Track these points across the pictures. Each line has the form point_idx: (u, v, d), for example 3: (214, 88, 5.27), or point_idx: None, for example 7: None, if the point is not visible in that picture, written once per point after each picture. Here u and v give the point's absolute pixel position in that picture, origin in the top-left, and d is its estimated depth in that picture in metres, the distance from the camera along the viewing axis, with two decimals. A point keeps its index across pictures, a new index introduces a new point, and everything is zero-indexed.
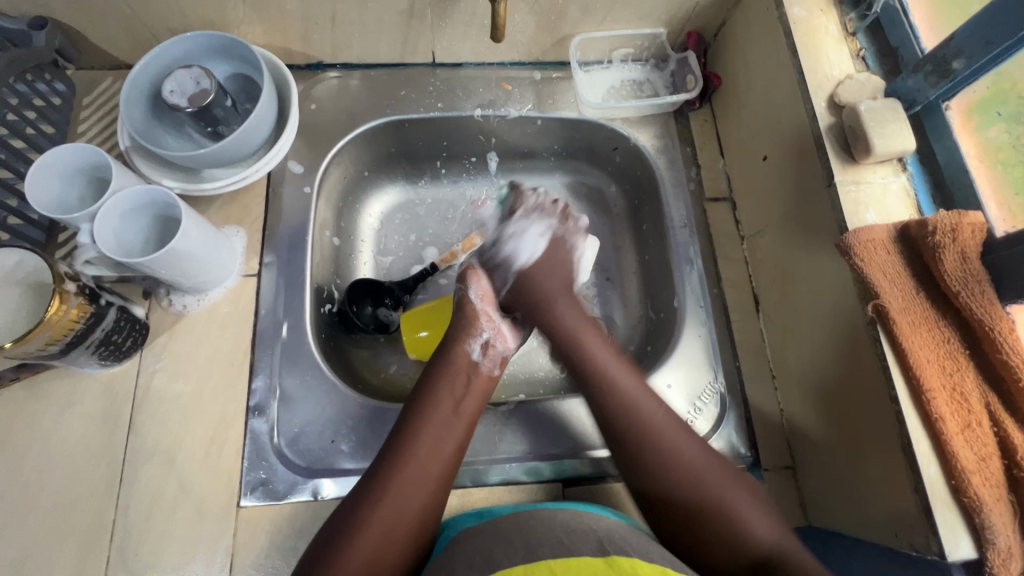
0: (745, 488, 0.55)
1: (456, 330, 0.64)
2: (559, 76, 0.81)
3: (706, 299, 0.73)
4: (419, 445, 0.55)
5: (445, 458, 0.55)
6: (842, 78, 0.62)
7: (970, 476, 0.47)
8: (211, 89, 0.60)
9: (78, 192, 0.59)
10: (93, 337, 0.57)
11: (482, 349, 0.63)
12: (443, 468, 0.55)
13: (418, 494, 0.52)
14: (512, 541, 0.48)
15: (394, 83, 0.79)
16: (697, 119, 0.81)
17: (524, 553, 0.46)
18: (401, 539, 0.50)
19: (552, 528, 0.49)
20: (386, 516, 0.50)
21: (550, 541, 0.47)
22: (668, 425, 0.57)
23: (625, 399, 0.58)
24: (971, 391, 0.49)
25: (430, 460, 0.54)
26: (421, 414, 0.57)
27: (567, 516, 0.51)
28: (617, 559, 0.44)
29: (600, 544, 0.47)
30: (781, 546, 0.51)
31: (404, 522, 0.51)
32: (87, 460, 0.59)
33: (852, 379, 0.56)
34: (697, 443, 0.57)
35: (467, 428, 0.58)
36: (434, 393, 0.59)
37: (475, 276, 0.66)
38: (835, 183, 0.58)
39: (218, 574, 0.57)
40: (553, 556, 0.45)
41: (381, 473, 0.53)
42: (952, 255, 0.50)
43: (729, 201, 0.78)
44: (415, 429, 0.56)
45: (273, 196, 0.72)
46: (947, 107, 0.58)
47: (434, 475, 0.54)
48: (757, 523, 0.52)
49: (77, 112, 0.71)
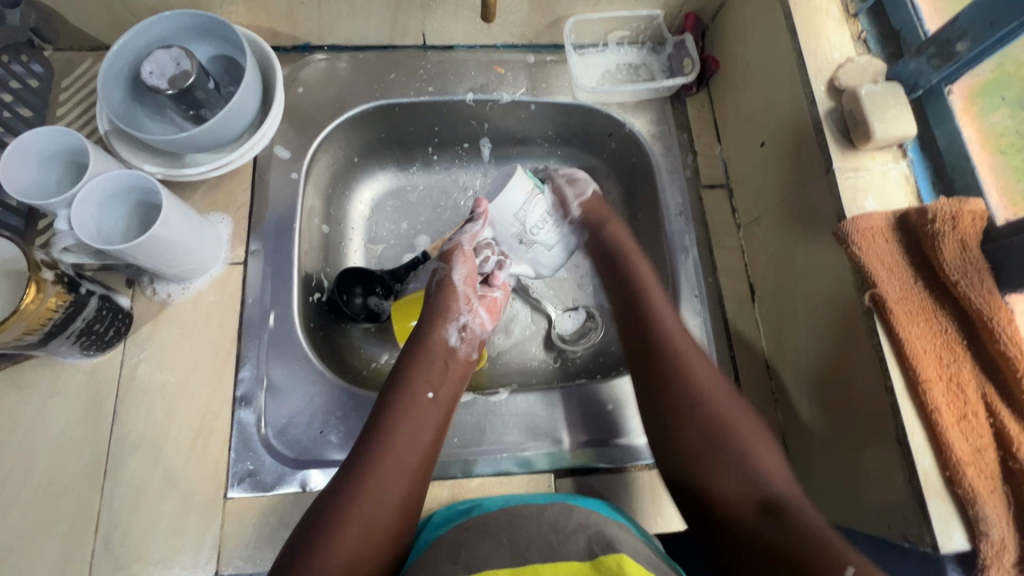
0: (768, 442, 0.54)
1: (434, 312, 0.64)
2: (553, 60, 0.79)
3: (701, 288, 0.72)
4: (397, 434, 0.54)
5: (424, 447, 0.55)
6: (843, 61, 0.60)
7: (965, 468, 0.46)
8: (191, 70, 0.58)
9: (55, 176, 0.57)
10: (74, 326, 0.55)
11: (460, 334, 0.64)
12: (421, 456, 0.54)
13: (399, 484, 0.52)
14: (500, 541, 0.48)
15: (384, 67, 0.77)
16: (694, 104, 0.80)
17: (511, 555, 0.46)
18: (383, 529, 0.50)
19: (540, 525, 0.49)
20: (368, 507, 0.50)
21: (538, 544, 0.47)
22: (704, 371, 0.58)
23: (667, 337, 0.61)
24: (967, 382, 0.48)
25: (408, 450, 0.54)
26: (397, 404, 0.56)
27: (555, 511, 0.51)
28: (604, 560, 0.44)
29: (590, 544, 0.47)
30: (791, 495, 0.50)
31: (385, 513, 0.50)
32: (70, 451, 0.58)
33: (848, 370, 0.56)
34: (724, 390, 0.57)
35: (442, 418, 0.58)
36: (410, 380, 0.58)
37: (462, 257, 0.66)
38: (833, 170, 0.56)
39: (205, 565, 0.56)
40: (540, 560, 0.45)
41: (359, 464, 0.52)
42: (952, 244, 0.49)
43: (725, 188, 0.76)
44: (393, 418, 0.55)
45: (259, 182, 0.71)
46: (951, 91, 0.56)
47: (412, 465, 0.53)
48: (771, 467, 0.52)
49: (55, 95, 0.69)
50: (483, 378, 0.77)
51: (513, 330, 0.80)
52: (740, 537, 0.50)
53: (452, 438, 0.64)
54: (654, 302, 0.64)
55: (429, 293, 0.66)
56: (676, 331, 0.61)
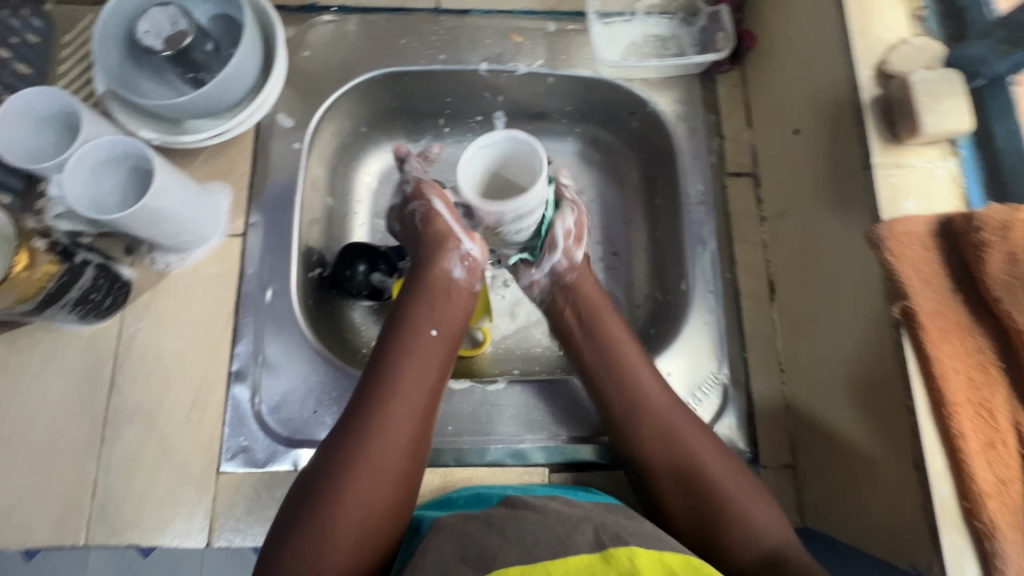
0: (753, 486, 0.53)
1: (432, 246, 0.62)
2: (575, 29, 0.74)
3: (717, 283, 0.68)
4: (402, 375, 0.54)
5: (429, 387, 0.55)
6: (895, 42, 0.53)
7: (986, 501, 0.43)
8: (187, 30, 0.55)
9: (51, 141, 0.56)
10: (69, 295, 0.54)
11: (463, 264, 0.62)
12: (424, 399, 0.54)
13: (404, 427, 0.52)
14: (505, 536, 0.45)
15: (394, 31, 0.73)
16: (726, 83, 0.74)
17: (519, 551, 0.43)
18: (393, 477, 0.50)
19: (545, 518, 0.47)
20: (377, 453, 0.50)
21: (546, 538, 0.44)
22: (678, 414, 0.56)
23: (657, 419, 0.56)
24: (1000, 408, 0.44)
25: (413, 391, 0.54)
26: (401, 345, 0.56)
27: (558, 507, 0.50)
28: (614, 552, 0.42)
29: (596, 534, 0.45)
30: (789, 545, 0.49)
31: (393, 459, 0.50)
32: (69, 417, 0.59)
33: (867, 386, 0.52)
34: (693, 425, 0.56)
35: (446, 357, 0.58)
36: (413, 321, 0.58)
37: (437, 192, 0.64)
38: (872, 166, 0.51)
39: (197, 536, 0.57)
40: (549, 556, 0.42)
41: (360, 410, 0.52)
42: (1000, 254, 0.44)
43: (752, 177, 0.71)
44: (397, 360, 0.55)
45: (260, 151, 0.68)
46: (1014, 81, 0.51)
47: (416, 407, 0.53)
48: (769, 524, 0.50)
49: (57, 52, 0.67)
50: (484, 364, 0.76)
51: (518, 315, 0.78)
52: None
53: (446, 426, 0.63)
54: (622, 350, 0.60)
55: (418, 232, 0.64)
56: (643, 370, 0.59)
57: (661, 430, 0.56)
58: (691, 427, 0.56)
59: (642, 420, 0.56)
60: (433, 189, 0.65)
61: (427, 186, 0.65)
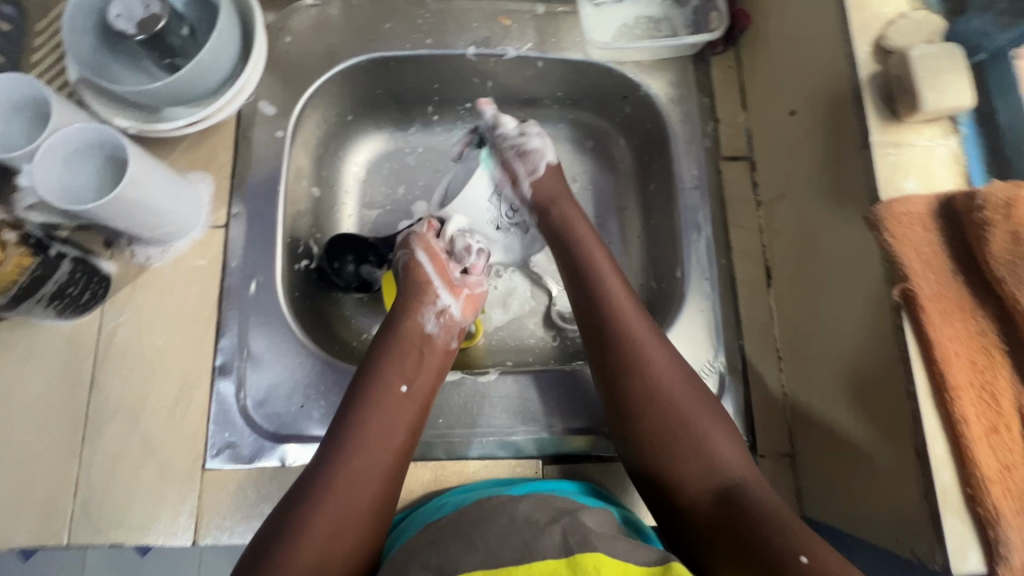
0: (710, 413, 0.53)
1: (410, 298, 0.61)
2: (565, 11, 0.72)
3: (713, 270, 0.66)
4: (364, 435, 0.52)
5: (397, 446, 0.53)
6: (894, 17, 0.52)
7: (989, 486, 0.41)
8: (161, 13, 0.53)
9: (20, 128, 0.53)
10: (45, 290, 0.52)
11: (438, 320, 0.61)
12: (392, 457, 0.52)
13: (367, 487, 0.49)
14: (471, 543, 0.45)
15: (379, 15, 0.71)
16: (720, 65, 0.72)
17: (483, 555, 0.44)
18: (350, 539, 0.47)
19: (513, 519, 0.47)
20: (337, 510, 0.47)
21: (512, 541, 0.44)
22: (664, 362, 0.55)
23: (647, 367, 0.54)
24: (1003, 392, 0.43)
25: (379, 449, 0.51)
26: (367, 399, 0.54)
27: (529, 505, 0.49)
28: (580, 558, 0.42)
29: (564, 535, 0.44)
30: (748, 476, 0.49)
31: (352, 522, 0.47)
32: (48, 415, 0.57)
33: (871, 364, 0.50)
34: (683, 373, 0.55)
35: (418, 412, 0.56)
36: (381, 375, 0.56)
37: (421, 239, 0.63)
38: (871, 145, 0.50)
39: (183, 534, 0.56)
40: (512, 563, 0.42)
41: (320, 470, 0.49)
42: (1002, 235, 0.42)
43: (748, 161, 0.69)
44: (363, 415, 0.53)
45: (242, 140, 0.66)
46: (1018, 55, 0.49)
47: (382, 466, 0.51)
48: (729, 460, 0.50)
49: (29, 40, 0.65)
50: (476, 356, 0.74)
51: (510, 305, 0.77)
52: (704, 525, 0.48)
53: (437, 419, 0.62)
54: (617, 301, 0.58)
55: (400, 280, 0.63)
56: (636, 319, 0.57)
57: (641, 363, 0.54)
58: (680, 379, 0.54)
59: (621, 352, 0.55)
60: (422, 245, 0.63)
61: (414, 238, 0.63)
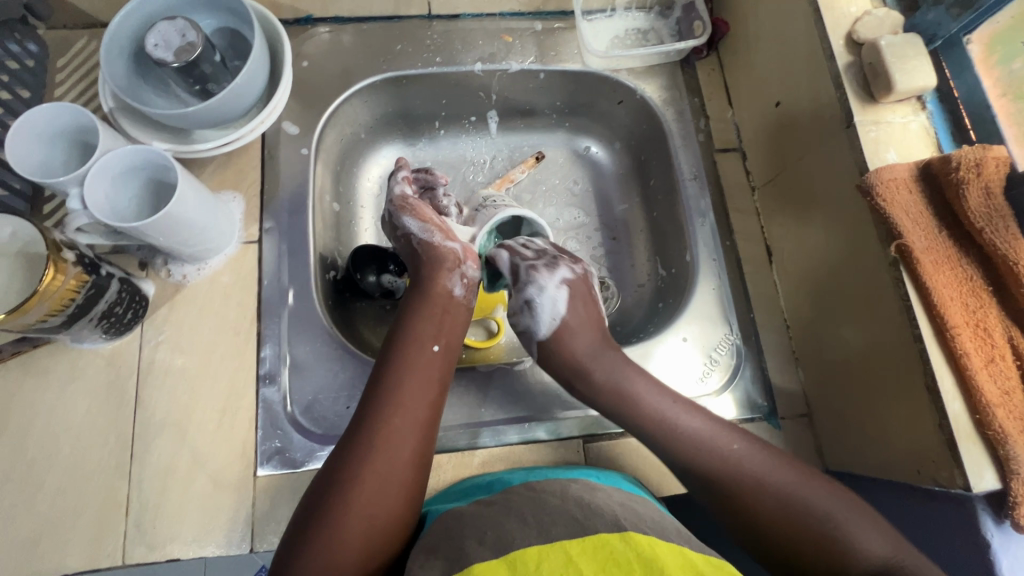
0: (827, 488, 0.51)
1: (434, 264, 0.63)
2: (562, 26, 0.78)
3: (718, 251, 0.72)
4: (404, 389, 0.54)
5: (429, 401, 0.55)
6: (860, 14, 0.59)
7: (995, 410, 0.47)
8: (197, 41, 0.56)
9: (62, 157, 0.56)
10: (96, 309, 0.55)
11: (462, 282, 0.63)
12: (425, 411, 0.54)
13: (409, 438, 0.52)
14: (524, 517, 0.46)
15: (390, 37, 0.76)
16: (704, 68, 0.79)
17: (536, 531, 0.45)
18: (397, 487, 0.50)
19: (563, 504, 0.47)
20: (382, 460, 0.50)
21: (564, 521, 0.45)
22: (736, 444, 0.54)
23: (714, 456, 0.53)
24: (994, 327, 0.49)
25: (415, 405, 0.53)
26: (403, 357, 0.56)
27: (578, 493, 0.49)
28: (631, 534, 0.43)
29: (615, 518, 0.46)
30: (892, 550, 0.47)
31: (397, 473, 0.50)
32: (95, 436, 0.58)
33: (873, 305, 0.56)
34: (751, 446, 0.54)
35: (447, 372, 0.58)
36: (416, 335, 0.58)
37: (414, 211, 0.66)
38: (854, 124, 0.56)
39: (240, 544, 0.56)
40: (567, 538, 0.43)
41: (365, 423, 0.52)
42: (977, 191, 0.49)
43: (739, 151, 0.76)
44: (398, 375, 0.55)
45: (269, 159, 0.69)
46: (969, 41, 0.56)
47: (419, 420, 0.53)
48: (813, 494, 0.50)
49: (52, 75, 0.67)
50: (500, 353, 0.76)
51: None
52: (775, 548, 0.50)
53: (481, 409, 0.65)
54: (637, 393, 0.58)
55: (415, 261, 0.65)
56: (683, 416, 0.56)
57: (714, 465, 0.53)
58: (754, 451, 0.54)
59: (676, 451, 0.55)
60: (470, 258, 0.65)
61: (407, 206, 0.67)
